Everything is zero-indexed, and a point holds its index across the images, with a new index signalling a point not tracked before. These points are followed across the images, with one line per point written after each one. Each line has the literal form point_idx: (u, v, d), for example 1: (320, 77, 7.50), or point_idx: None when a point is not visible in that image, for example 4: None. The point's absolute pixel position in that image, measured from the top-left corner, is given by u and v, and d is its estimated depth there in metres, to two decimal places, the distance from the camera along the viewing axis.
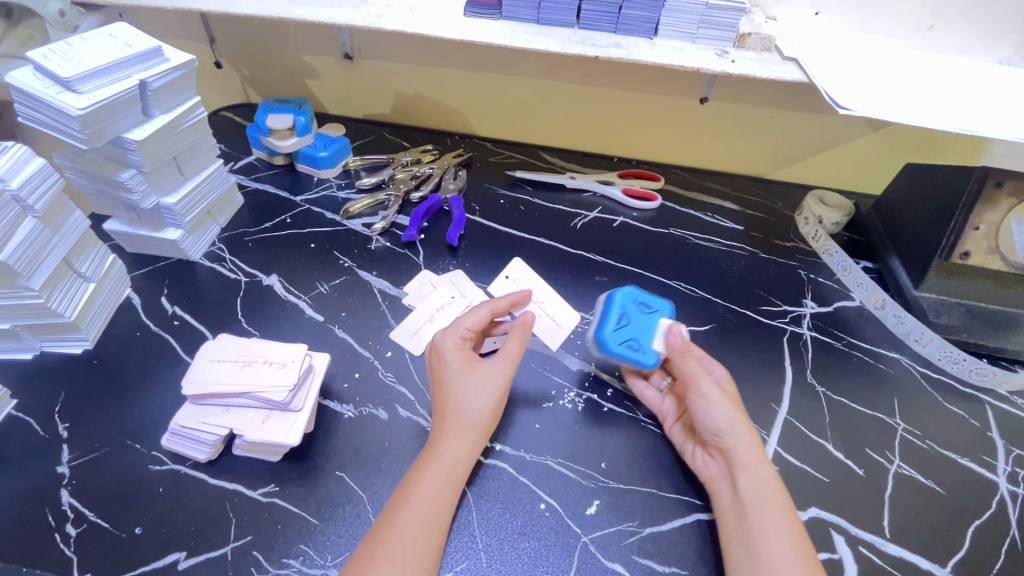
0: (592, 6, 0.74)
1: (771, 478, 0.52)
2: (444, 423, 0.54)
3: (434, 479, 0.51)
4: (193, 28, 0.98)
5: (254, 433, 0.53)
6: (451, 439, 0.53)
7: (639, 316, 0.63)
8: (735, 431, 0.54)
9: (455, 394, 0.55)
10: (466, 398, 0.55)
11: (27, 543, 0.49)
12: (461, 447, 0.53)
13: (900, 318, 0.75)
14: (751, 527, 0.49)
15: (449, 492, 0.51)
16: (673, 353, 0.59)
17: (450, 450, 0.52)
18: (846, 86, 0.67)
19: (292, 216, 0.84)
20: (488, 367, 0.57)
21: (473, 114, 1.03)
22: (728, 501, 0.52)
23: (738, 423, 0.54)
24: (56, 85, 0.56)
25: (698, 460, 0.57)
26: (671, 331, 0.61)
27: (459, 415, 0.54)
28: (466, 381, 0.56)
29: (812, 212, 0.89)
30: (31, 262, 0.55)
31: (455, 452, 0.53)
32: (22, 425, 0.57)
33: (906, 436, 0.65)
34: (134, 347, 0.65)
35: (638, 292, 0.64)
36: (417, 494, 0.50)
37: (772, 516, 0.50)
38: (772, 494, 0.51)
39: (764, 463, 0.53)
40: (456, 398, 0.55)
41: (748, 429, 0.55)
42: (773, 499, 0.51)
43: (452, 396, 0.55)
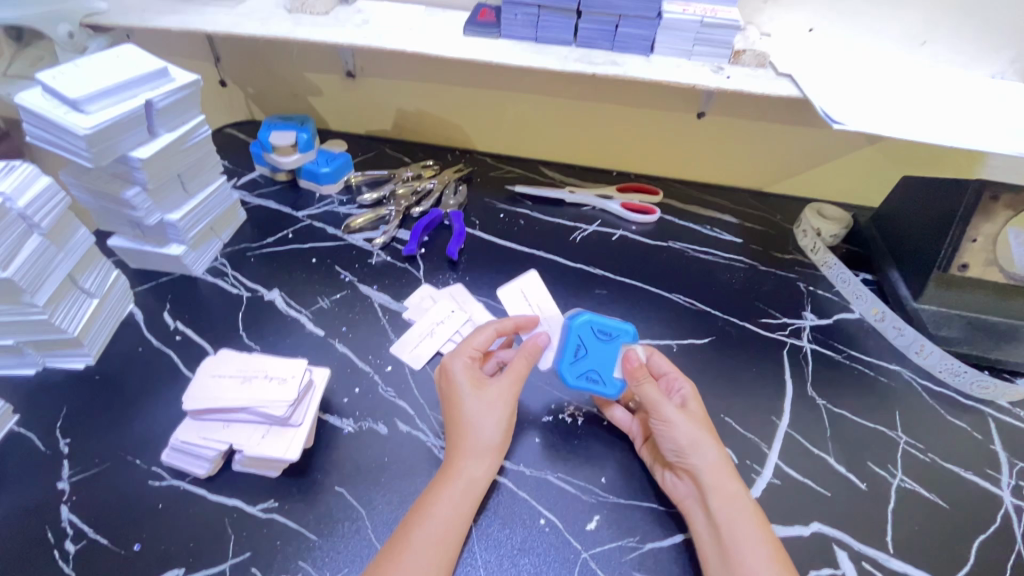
0: (589, 24, 0.75)
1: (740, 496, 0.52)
2: (459, 445, 0.54)
3: (452, 499, 0.51)
4: (199, 48, 1.00)
5: (254, 448, 0.53)
6: (469, 459, 0.53)
7: (597, 344, 0.63)
8: (700, 453, 0.53)
9: (468, 414, 0.55)
10: (478, 418, 0.55)
11: (26, 560, 0.49)
12: (479, 467, 0.53)
13: (900, 330, 0.75)
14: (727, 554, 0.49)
15: (465, 510, 0.51)
16: (630, 378, 0.59)
17: (468, 470, 0.53)
18: (840, 102, 0.69)
19: (294, 231, 0.85)
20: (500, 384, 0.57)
21: (473, 129, 1.04)
22: (703, 527, 0.52)
23: (702, 442, 0.54)
24: (64, 105, 0.57)
25: (668, 482, 0.56)
26: (627, 357, 0.60)
27: (474, 437, 0.54)
28: (480, 401, 0.56)
29: (810, 225, 0.90)
30: (36, 279, 0.56)
31: (473, 471, 0.53)
32: (23, 441, 0.57)
33: (908, 450, 0.65)
34: (136, 362, 0.65)
35: (596, 319, 0.64)
36: (433, 516, 0.50)
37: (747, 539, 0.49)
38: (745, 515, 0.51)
39: (731, 481, 0.53)
40: (471, 418, 0.55)
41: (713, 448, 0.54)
42: (745, 520, 0.50)
43: (466, 417, 0.55)
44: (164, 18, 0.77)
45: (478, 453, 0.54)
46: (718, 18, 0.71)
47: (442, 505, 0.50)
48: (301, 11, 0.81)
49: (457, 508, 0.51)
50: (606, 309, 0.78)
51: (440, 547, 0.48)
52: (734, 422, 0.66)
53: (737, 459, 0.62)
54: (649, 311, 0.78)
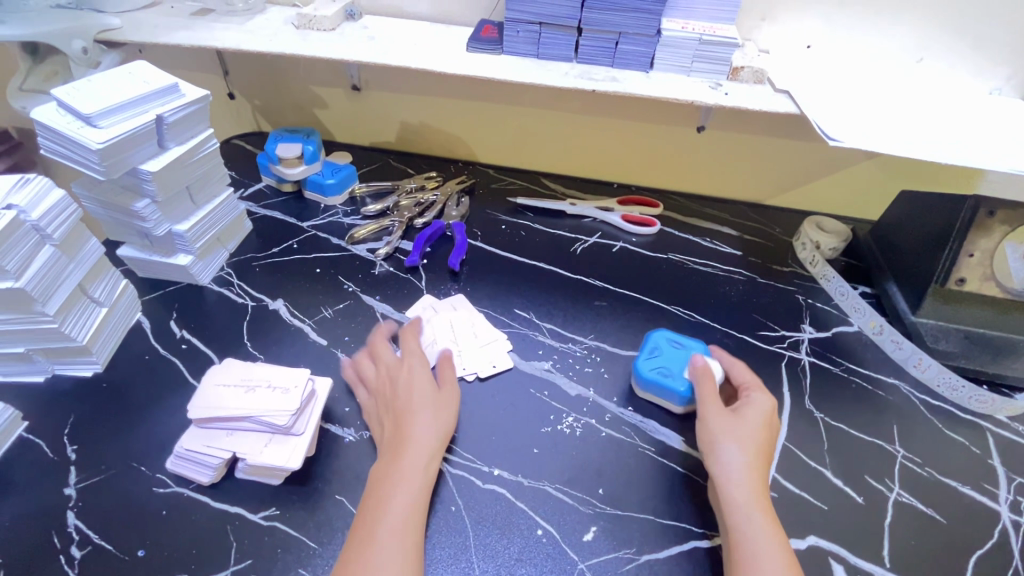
0: (590, 41, 0.77)
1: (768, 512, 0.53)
2: (402, 446, 0.55)
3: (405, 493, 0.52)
4: (208, 62, 1.03)
5: (256, 456, 0.54)
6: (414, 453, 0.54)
7: (672, 350, 0.69)
8: (741, 462, 0.56)
9: (416, 405, 0.58)
10: (421, 412, 0.58)
11: (32, 565, 0.50)
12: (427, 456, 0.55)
13: (898, 344, 0.76)
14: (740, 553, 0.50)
15: (423, 496, 0.52)
16: (699, 374, 0.64)
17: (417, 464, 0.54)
18: (836, 118, 0.70)
19: (298, 241, 0.86)
20: (444, 390, 0.62)
21: (475, 142, 1.05)
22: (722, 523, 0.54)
23: (748, 454, 0.56)
24: (78, 120, 0.59)
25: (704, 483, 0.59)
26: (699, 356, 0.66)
27: (417, 435, 0.56)
28: (427, 396, 0.59)
29: (809, 238, 0.91)
30: (47, 289, 0.57)
31: (423, 458, 0.54)
32: (31, 447, 0.58)
33: (906, 464, 0.65)
34: (142, 370, 0.66)
35: (672, 333, 0.72)
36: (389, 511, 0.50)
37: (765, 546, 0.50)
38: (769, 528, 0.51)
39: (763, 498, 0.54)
40: (416, 411, 0.58)
41: (759, 464, 0.56)
42: (766, 530, 0.51)
43: (412, 408, 0.58)
44: (175, 34, 0.80)
45: (423, 440, 0.56)
46: (716, 36, 0.73)
47: (399, 492, 0.52)
48: (308, 28, 0.83)
49: (414, 494, 0.52)
50: (606, 321, 0.79)
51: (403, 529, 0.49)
52: None
53: None
54: (648, 323, 0.79)
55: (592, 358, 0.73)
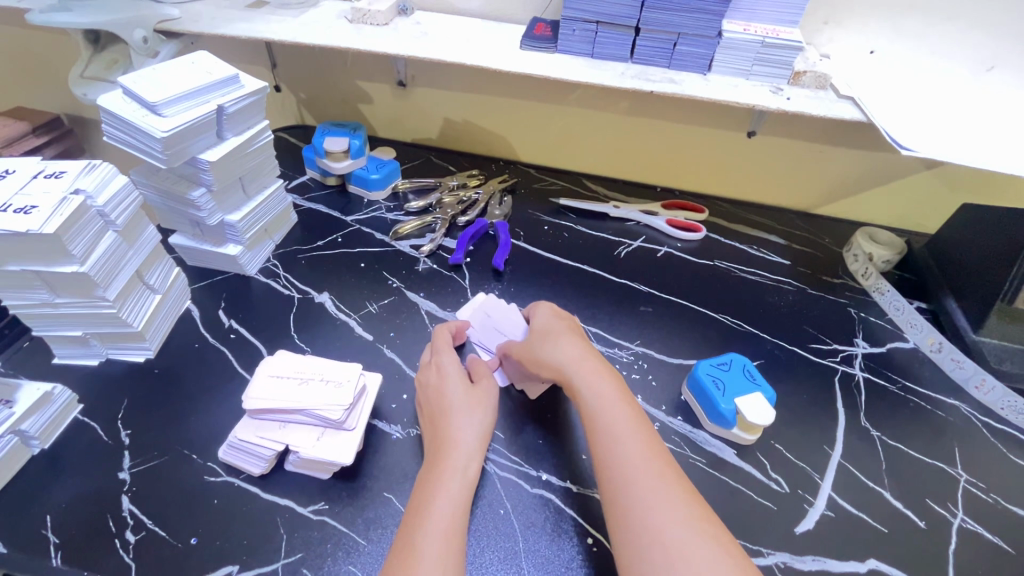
0: (646, 42, 0.75)
1: (620, 395, 0.56)
2: (444, 449, 0.54)
3: (448, 494, 0.50)
4: (258, 54, 1.04)
5: (309, 450, 0.54)
6: (457, 454, 0.53)
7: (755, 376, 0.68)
8: (561, 359, 0.60)
9: (453, 407, 0.57)
10: (459, 416, 0.56)
11: (89, 546, 0.51)
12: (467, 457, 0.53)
13: (959, 363, 0.73)
14: (600, 440, 0.52)
15: (464, 497, 0.50)
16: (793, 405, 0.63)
17: (461, 465, 0.52)
18: (904, 127, 0.68)
19: (343, 235, 0.86)
20: (481, 383, 0.60)
21: (518, 141, 1.04)
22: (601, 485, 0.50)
23: (568, 350, 0.61)
24: (143, 108, 0.60)
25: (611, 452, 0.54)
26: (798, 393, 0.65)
27: (458, 436, 0.54)
28: (464, 396, 0.58)
29: (862, 249, 0.88)
30: (108, 274, 0.58)
31: (463, 454, 0.53)
32: (87, 429, 0.59)
33: (969, 489, 0.62)
34: (192, 358, 0.67)
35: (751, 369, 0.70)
36: (432, 514, 0.48)
37: (619, 424, 0.52)
38: (625, 408, 0.54)
39: (609, 384, 0.57)
40: (454, 413, 0.56)
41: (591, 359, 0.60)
42: (624, 412, 0.54)
43: (451, 412, 0.56)
44: (232, 26, 0.80)
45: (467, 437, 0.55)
46: (779, 38, 0.71)
47: (441, 493, 0.50)
48: (361, 22, 0.83)
49: (456, 498, 0.50)
50: (652, 327, 0.77)
51: (449, 530, 0.47)
52: (785, 449, 0.64)
53: (789, 488, 0.61)
54: (695, 331, 0.77)
55: (639, 364, 0.72)
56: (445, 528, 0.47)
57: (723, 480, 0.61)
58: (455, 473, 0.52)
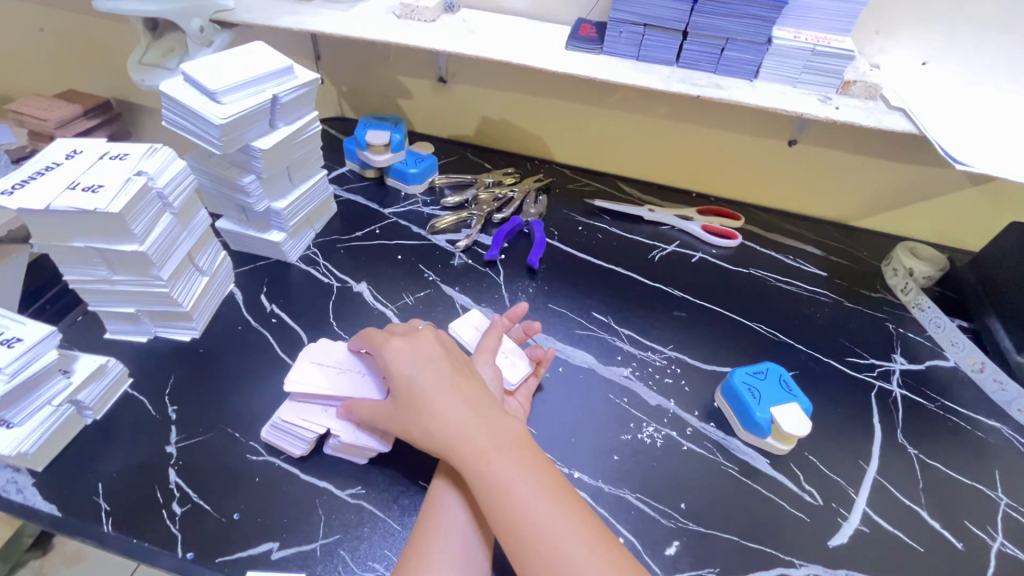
0: (694, 46, 0.75)
1: (533, 480, 0.47)
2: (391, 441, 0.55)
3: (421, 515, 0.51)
4: (304, 46, 1.05)
5: (350, 435, 0.55)
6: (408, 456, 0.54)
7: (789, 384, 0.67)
8: (437, 426, 0.50)
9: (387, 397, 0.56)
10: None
11: (138, 515, 0.53)
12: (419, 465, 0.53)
13: (1001, 384, 0.71)
14: (519, 544, 0.44)
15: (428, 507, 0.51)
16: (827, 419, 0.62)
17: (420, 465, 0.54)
18: (957, 141, 0.67)
19: (380, 227, 0.88)
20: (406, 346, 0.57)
21: (554, 141, 1.05)
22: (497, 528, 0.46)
23: (439, 413, 0.51)
24: (203, 95, 0.62)
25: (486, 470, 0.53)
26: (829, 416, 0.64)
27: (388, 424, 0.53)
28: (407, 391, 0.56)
29: (902, 263, 0.87)
30: (163, 255, 0.60)
31: None
32: (136, 403, 0.61)
33: (1009, 513, 0.61)
34: (236, 340, 0.69)
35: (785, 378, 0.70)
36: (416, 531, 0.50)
37: (526, 506, 0.45)
38: (530, 474, 0.47)
39: (514, 464, 0.48)
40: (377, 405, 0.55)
41: (486, 417, 0.51)
42: (542, 503, 0.46)
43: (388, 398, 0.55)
44: (284, 18, 0.82)
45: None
46: (831, 47, 0.70)
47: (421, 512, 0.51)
48: (409, 18, 0.85)
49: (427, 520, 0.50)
50: (685, 332, 0.77)
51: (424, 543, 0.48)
52: (819, 461, 0.64)
53: (822, 501, 0.60)
54: (728, 338, 0.77)
55: (672, 368, 0.72)
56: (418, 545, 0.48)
57: (756, 489, 0.60)
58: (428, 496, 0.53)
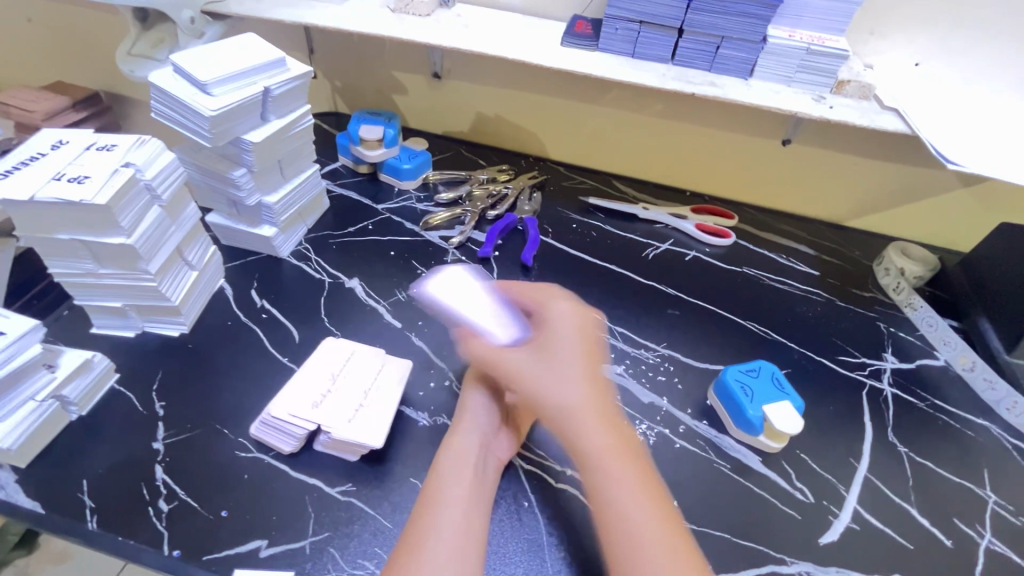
0: (689, 43, 0.75)
1: (638, 477, 0.47)
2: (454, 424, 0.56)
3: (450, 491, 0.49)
4: (297, 39, 1.04)
5: (342, 430, 0.54)
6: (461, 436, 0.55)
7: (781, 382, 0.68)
8: (564, 410, 0.50)
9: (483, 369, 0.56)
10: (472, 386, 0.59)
11: (124, 513, 0.52)
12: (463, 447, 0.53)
13: (991, 384, 0.72)
14: (614, 534, 0.44)
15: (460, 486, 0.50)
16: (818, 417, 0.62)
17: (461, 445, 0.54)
18: (950, 141, 0.67)
19: (373, 223, 0.87)
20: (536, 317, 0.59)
21: (549, 138, 1.04)
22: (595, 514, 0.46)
23: (562, 385, 0.51)
24: (193, 87, 0.61)
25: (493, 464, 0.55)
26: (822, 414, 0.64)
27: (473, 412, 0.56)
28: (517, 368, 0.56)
29: (894, 263, 0.87)
30: (151, 248, 0.59)
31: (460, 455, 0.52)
32: (122, 399, 0.60)
33: (998, 511, 0.61)
34: (225, 335, 0.68)
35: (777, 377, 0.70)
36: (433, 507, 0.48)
37: (627, 500, 0.45)
38: (630, 471, 0.47)
39: (626, 460, 0.47)
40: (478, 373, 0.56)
41: (598, 409, 0.50)
42: (639, 499, 0.45)
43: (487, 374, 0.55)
44: (277, 10, 0.81)
45: (469, 438, 0.55)
46: (825, 46, 0.70)
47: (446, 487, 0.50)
48: (403, 12, 0.84)
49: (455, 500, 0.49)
50: (679, 330, 0.77)
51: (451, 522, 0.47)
52: (810, 459, 0.64)
53: (813, 498, 0.60)
54: (721, 336, 0.77)
55: (665, 367, 0.72)
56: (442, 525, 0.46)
57: (749, 487, 0.60)
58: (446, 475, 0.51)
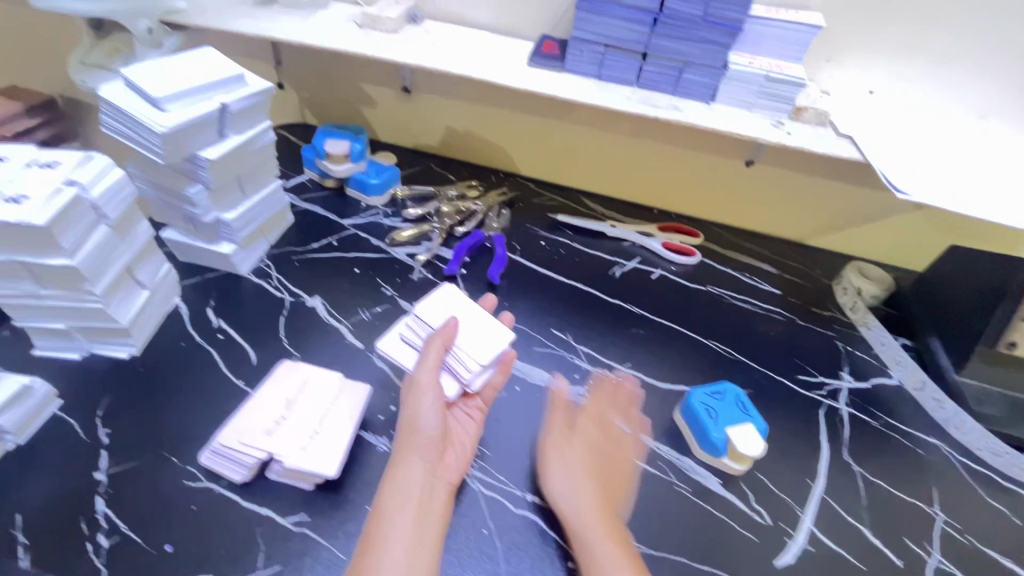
0: (653, 67, 0.76)
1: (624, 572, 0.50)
2: (406, 441, 0.54)
3: (401, 513, 0.50)
4: (264, 50, 1.02)
5: (293, 460, 0.53)
6: (411, 458, 0.53)
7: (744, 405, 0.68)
8: (564, 484, 0.56)
9: (552, 446, 0.60)
10: (413, 407, 0.56)
11: (60, 549, 0.49)
12: (417, 472, 0.53)
13: (940, 403, 0.75)
14: None
15: (412, 509, 0.50)
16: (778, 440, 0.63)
17: (411, 467, 0.53)
18: (900, 170, 0.70)
19: (338, 239, 0.86)
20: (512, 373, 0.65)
21: (519, 154, 1.05)
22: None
23: (571, 494, 0.55)
24: (145, 103, 0.59)
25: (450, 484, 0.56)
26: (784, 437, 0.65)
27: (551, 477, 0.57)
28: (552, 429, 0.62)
29: (851, 283, 0.90)
30: (98, 268, 0.56)
31: (414, 479, 0.52)
32: (64, 427, 0.57)
33: (946, 529, 0.63)
34: (178, 357, 0.65)
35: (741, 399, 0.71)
36: (388, 528, 0.49)
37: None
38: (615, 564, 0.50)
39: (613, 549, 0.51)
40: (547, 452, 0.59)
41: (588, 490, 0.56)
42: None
43: (551, 448, 0.60)
44: (240, 23, 0.80)
45: (416, 463, 0.53)
46: (783, 74, 0.72)
47: (394, 512, 0.50)
48: (371, 27, 0.83)
49: (410, 525, 0.49)
50: (643, 350, 0.78)
51: (411, 544, 0.48)
52: (769, 480, 0.65)
53: (770, 520, 0.61)
54: (685, 356, 0.78)
55: None
56: (402, 550, 0.47)
57: (708, 510, 0.61)
58: (401, 493, 0.51)
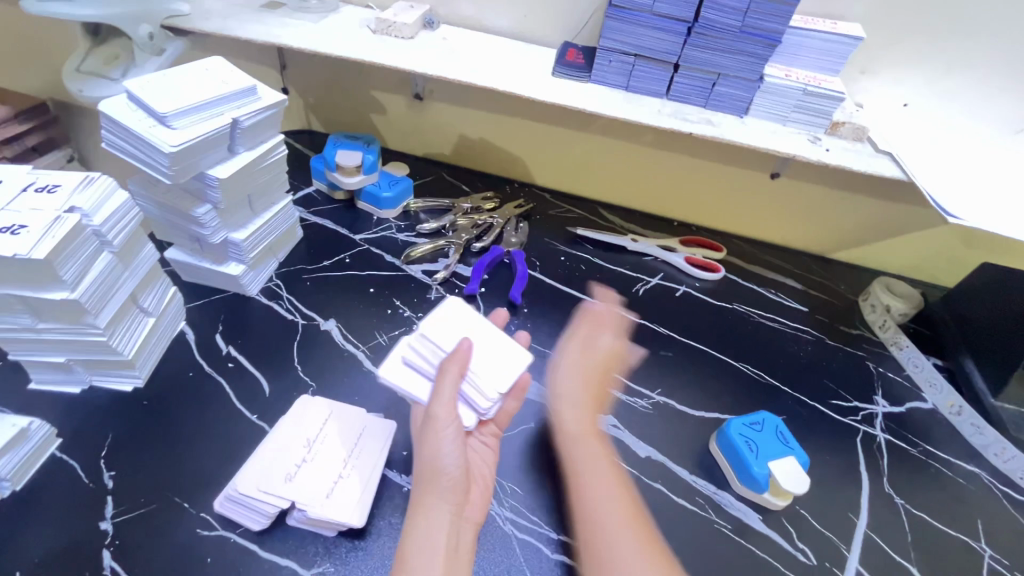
0: (685, 79, 0.73)
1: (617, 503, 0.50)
2: (427, 484, 0.51)
3: (431, 562, 0.46)
4: (268, 54, 0.98)
5: (318, 510, 0.50)
6: (436, 500, 0.50)
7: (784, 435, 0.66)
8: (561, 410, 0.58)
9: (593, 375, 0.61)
10: (432, 446, 0.51)
11: None
12: (446, 517, 0.49)
13: (979, 429, 0.72)
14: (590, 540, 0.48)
15: (443, 552, 0.47)
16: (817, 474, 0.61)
17: (437, 511, 0.49)
18: (946, 188, 0.67)
19: (351, 256, 0.81)
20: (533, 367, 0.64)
21: (535, 164, 1.01)
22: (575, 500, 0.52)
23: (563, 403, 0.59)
24: (151, 119, 0.54)
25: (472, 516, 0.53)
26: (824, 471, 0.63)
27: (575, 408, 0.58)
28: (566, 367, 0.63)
29: (880, 300, 0.87)
30: (100, 299, 0.52)
31: (443, 522, 0.49)
32: (64, 469, 0.53)
33: (993, 566, 0.61)
34: (186, 388, 0.61)
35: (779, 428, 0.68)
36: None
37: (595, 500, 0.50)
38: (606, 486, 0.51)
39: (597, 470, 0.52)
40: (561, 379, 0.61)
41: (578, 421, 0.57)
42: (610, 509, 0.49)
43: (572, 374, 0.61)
44: (247, 28, 0.75)
45: (443, 510, 0.49)
46: (822, 88, 0.69)
47: (423, 561, 0.46)
48: (385, 33, 0.79)
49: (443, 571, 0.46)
50: (673, 374, 0.74)
51: None
52: (810, 515, 0.62)
53: (815, 560, 0.58)
54: (715, 380, 0.75)
55: (660, 415, 0.69)
56: None
57: (751, 550, 0.58)
58: (430, 541, 0.47)
